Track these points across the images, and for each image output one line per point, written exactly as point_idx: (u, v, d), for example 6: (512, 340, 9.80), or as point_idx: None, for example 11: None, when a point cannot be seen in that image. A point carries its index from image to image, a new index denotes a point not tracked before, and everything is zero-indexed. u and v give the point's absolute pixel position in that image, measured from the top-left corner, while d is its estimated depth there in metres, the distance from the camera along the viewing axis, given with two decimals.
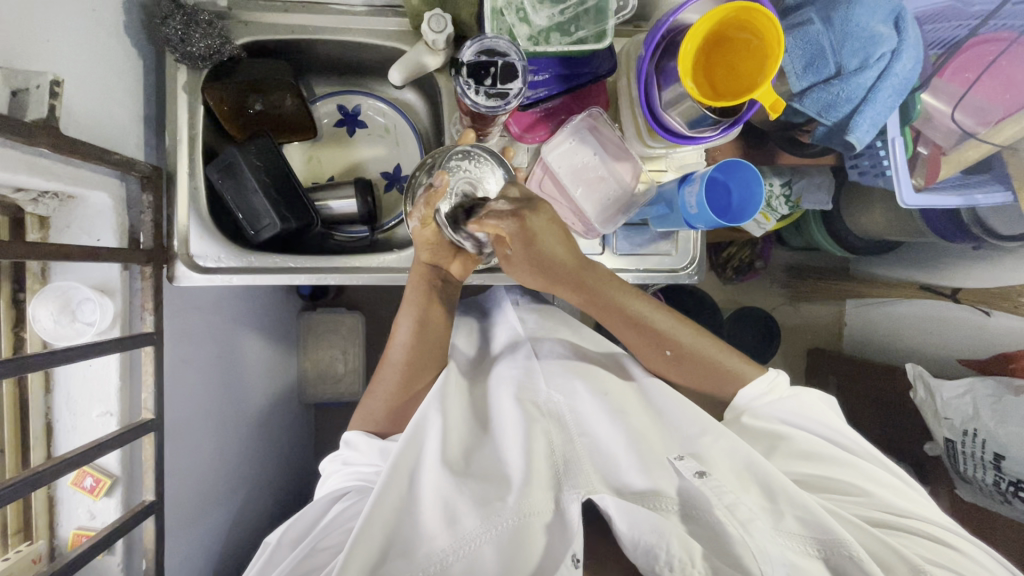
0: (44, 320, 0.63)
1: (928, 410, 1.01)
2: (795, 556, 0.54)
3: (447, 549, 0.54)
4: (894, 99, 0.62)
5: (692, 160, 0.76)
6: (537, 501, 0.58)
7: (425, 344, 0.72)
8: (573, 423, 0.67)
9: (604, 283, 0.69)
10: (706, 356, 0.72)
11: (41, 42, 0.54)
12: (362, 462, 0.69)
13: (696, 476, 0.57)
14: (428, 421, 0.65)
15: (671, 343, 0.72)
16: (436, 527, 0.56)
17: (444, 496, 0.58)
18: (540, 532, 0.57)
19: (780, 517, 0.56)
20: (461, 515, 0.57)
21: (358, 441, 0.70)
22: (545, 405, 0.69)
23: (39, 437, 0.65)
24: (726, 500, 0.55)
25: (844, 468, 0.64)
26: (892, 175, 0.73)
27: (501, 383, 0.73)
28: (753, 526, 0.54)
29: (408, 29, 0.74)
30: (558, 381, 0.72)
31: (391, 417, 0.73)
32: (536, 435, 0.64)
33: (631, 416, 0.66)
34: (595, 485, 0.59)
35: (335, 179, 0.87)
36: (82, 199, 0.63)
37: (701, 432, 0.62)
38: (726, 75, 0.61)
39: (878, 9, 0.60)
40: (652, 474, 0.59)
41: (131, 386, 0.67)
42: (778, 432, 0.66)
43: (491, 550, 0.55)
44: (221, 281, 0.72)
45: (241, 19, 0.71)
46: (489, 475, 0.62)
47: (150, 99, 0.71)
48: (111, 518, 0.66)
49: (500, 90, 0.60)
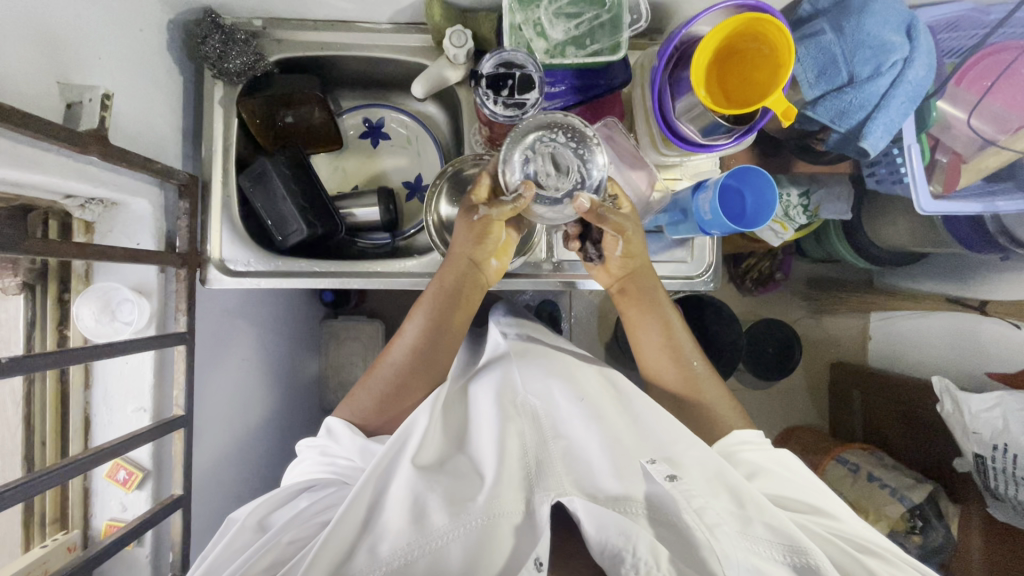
0: (86, 318, 0.66)
1: (955, 424, 0.97)
2: (760, 560, 0.51)
3: (409, 544, 0.52)
4: (908, 106, 0.62)
5: (707, 168, 0.77)
6: (507, 501, 0.56)
7: (432, 339, 0.72)
8: (549, 425, 0.65)
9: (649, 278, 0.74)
10: (700, 388, 0.72)
11: (93, 60, 0.58)
12: (339, 454, 0.67)
13: (667, 480, 0.55)
14: (414, 423, 0.63)
15: (686, 369, 0.73)
16: (400, 522, 0.54)
17: (415, 492, 0.56)
18: (507, 534, 0.55)
19: (748, 522, 0.54)
20: (429, 511, 0.55)
21: (340, 432, 0.68)
22: (521, 404, 0.67)
23: (77, 429, 0.68)
24: (695, 504, 0.53)
25: (806, 489, 0.62)
26: (909, 183, 0.72)
27: (483, 389, 0.71)
28: (719, 531, 0.52)
29: (431, 44, 0.78)
30: (536, 384, 0.70)
31: (379, 414, 0.71)
32: (511, 436, 0.63)
33: (609, 421, 0.64)
34: (566, 488, 0.57)
35: (358, 187, 0.90)
36: (125, 206, 0.67)
37: (675, 439, 0.61)
38: (741, 85, 0.63)
39: (889, 18, 0.60)
40: (626, 480, 0.57)
41: (163, 384, 0.70)
42: (756, 465, 0.64)
43: (458, 549, 0.53)
44: (249, 284, 0.75)
45: (274, 37, 0.76)
46: (462, 473, 0.61)
47: (188, 112, 0.76)
48: (141, 510, 0.69)
49: (517, 101, 0.63)
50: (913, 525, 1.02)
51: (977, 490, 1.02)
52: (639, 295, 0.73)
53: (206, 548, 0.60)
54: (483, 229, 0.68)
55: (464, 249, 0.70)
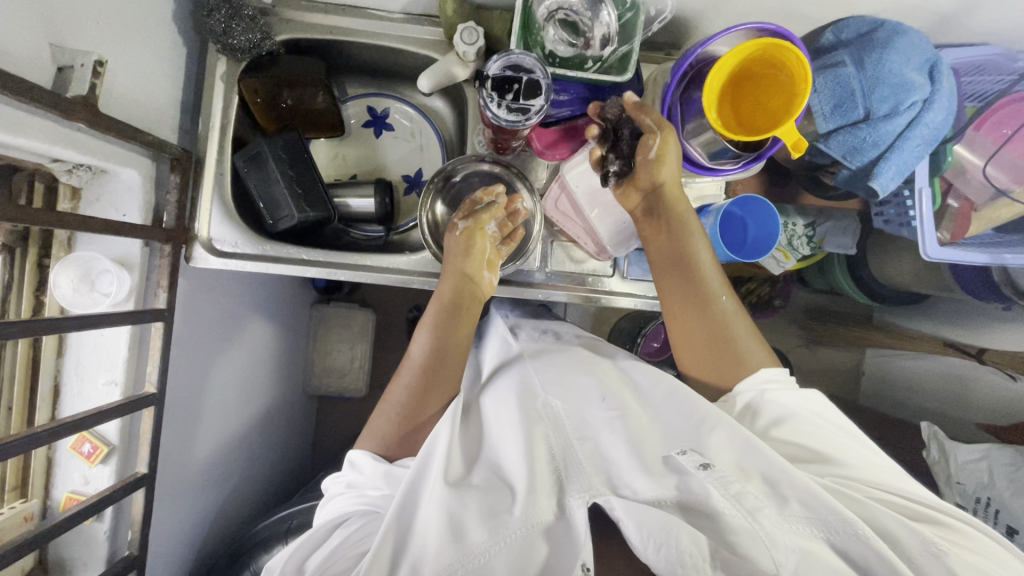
0: (63, 287, 0.65)
1: (940, 473, 0.96)
2: (806, 541, 0.50)
3: (451, 564, 0.50)
4: (923, 150, 0.61)
5: (711, 190, 0.73)
6: (542, 509, 0.54)
7: (443, 352, 0.70)
8: (572, 426, 0.63)
9: (682, 218, 0.66)
10: (725, 324, 0.66)
11: (91, 25, 0.56)
12: (364, 484, 0.63)
13: (701, 469, 0.53)
14: (435, 436, 0.61)
15: (710, 305, 0.66)
16: (437, 541, 0.51)
17: (450, 510, 0.54)
18: (541, 540, 0.53)
19: (783, 502, 0.52)
20: (466, 527, 0.52)
21: (362, 462, 0.64)
22: (541, 407, 0.65)
23: (46, 398, 0.67)
24: (733, 490, 0.51)
25: (832, 444, 0.58)
26: (916, 225, 0.70)
27: (498, 396, 0.68)
28: (761, 514, 0.50)
29: (442, 39, 0.76)
30: (556, 386, 0.67)
31: (400, 439, 0.67)
32: (537, 440, 0.60)
33: (634, 418, 0.62)
34: (599, 488, 0.54)
35: (356, 177, 0.89)
36: (113, 174, 0.66)
37: (699, 421, 0.58)
38: (752, 110, 0.61)
39: (912, 56, 0.58)
40: (656, 477, 0.54)
41: (137, 360, 0.69)
42: (786, 409, 0.61)
43: (502, 561, 0.51)
44: (234, 266, 0.74)
45: (283, 16, 0.74)
46: (491, 484, 0.58)
47: (189, 85, 0.74)
48: (104, 485, 0.68)
49: (522, 106, 0.59)
50: None
51: None
52: (669, 227, 0.66)
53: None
54: (466, 239, 0.71)
55: (455, 263, 0.71)
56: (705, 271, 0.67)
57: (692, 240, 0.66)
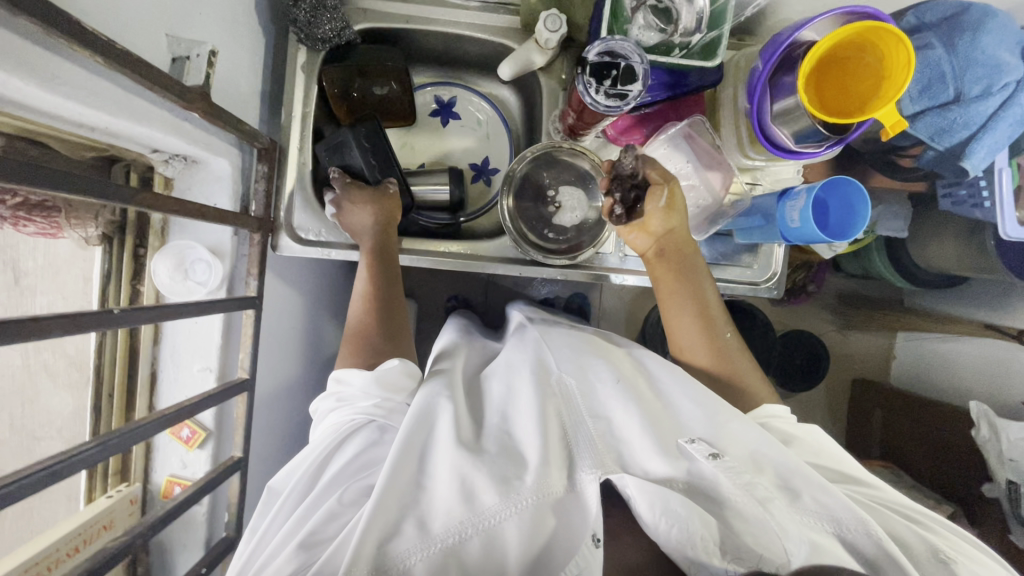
0: (161, 274, 0.66)
1: (991, 451, 0.97)
2: (814, 534, 0.49)
3: (462, 524, 0.49)
4: (1014, 129, 0.62)
5: (787, 174, 0.75)
6: (554, 481, 0.52)
7: (392, 279, 0.72)
8: (585, 405, 0.60)
9: (693, 261, 0.69)
10: (732, 359, 0.68)
11: (197, 14, 0.57)
12: (356, 398, 0.62)
13: (709, 458, 0.53)
14: (437, 405, 0.58)
15: (718, 340, 0.68)
16: (450, 502, 0.50)
17: (461, 473, 0.51)
18: (551, 513, 0.51)
19: (795, 497, 0.52)
20: (477, 491, 0.51)
21: (351, 374, 0.63)
22: (555, 383, 0.62)
23: (144, 384, 0.69)
24: (743, 481, 0.51)
25: (836, 461, 0.60)
26: (993, 208, 0.72)
27: (507, 371, 0.66)
28: (773, 505, 0.50)
29: (517, 26, 0.76)
30: (571, 365, 0.65)
31: (374, 352, 0.66)
32: (550, 416, 0.58)
33: (647, 402, 0.60)
34: (611, 466, 0.53)
35: (425, 166, 0.89)
36: (205, 164, 0.67)
37: (714, 412, 0.57)
38: (839, 94, 0.62)
39: (1005, 38, 0.60)
40: (671, 459, 0.53)
41: (229, 345, 0.70)
42: (789, 434, 0.62)
43: (512, 527, 0.50)
44: (319, 253, 0.75)
45: (360, 6, 0.74)
46: (502, 450, 0.55)
47: (268, 75, 0.75)
48: (202, 470, 0.69)
49: (620, 91, 0.61)
50: None
51: (999, 514, 0.98)
52: (679, 267, 0.69)
53: (255, 522, 0.58)
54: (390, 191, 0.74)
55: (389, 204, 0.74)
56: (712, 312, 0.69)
57: (701, 283, 0.69)
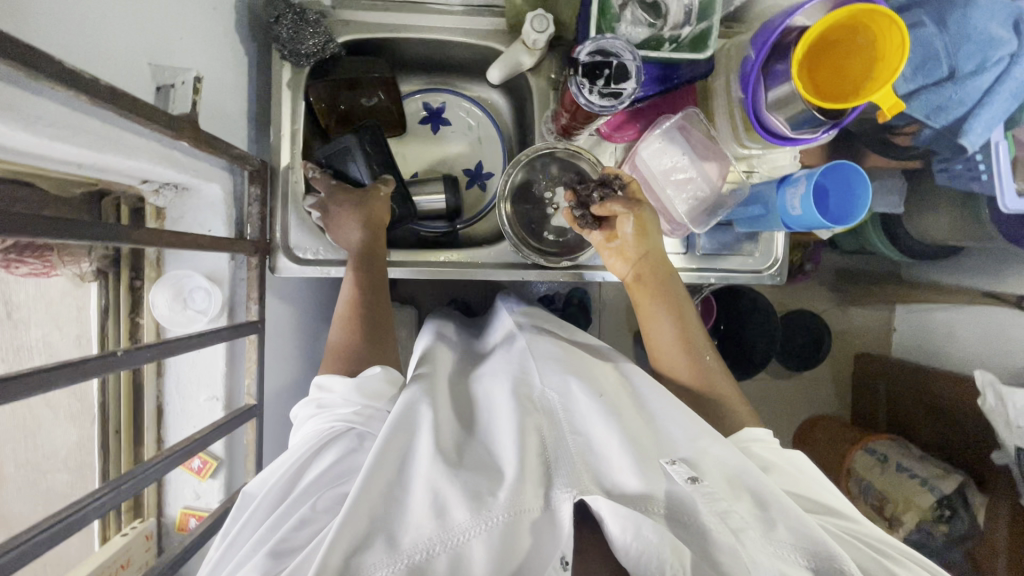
0: (161, 306, 0.65)
1: (998, 419, 0.94)
2: (784, 565, 0.46)
3: (431, 541, 0.44)
4: (1011, 103, 0.62)
5: (784, 162, 0.75)
6: (529, 497, 0.47)
7: (376, 286, 0.69)
8: (566, 422, 0.56)
9: (670, 278, 0.68)
10: (712, 376, 0.65)
11: (175, 39, 0.56)
12: (335, 404, 0.57)
13: (688, 482, 0.49)
14: (418, 412, 0.54)
15: (698, 356, 0.66)
16: (422, 516, 0.46)
17: (434, 486, 0.47)
18: (526, 531, 0.46)
19: (771, 526, 0.48)
20: (449, 506, 0.46)
21: (334, 381, 0.59)
22: (537, 398, 0.58)
23: (151, 418, 0.68)
24: (718, 508, 0.47)
25: (816, 490, 0.55)
26: (991, 179, 0.72)
27: (494, 383, 0.62)
28: (745, 536, 0.46)
29: (502, 28, 0.75)
30: (556, 376, 0.60)
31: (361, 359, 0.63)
32: (529, 429, 0.53)
33: (627, 418, 0.56)
34: (587, 485, 0.49)
35: (418, 175, 0.88)
36: (196, 190, 0.66)
37: (695, 434, 0.53)
38: (833, 77, 0.62)
39: (996, 13, 0.60)
40: (648, 476, 0.49)
41: (234, 372, 0.69)
42: (768, 459, 0.57)
43: (481, 546, 0.44)
44: (316, 273, 0.74)
45: (342, 18, 0.73)
46: (478, 464, 0.51)
47: (253, 94, 0.73)
48: (215, 500, 0.68)
49: (614, 90, 0.60)
50: (941, 514, 0.99)
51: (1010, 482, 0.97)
52: (657, 286, 0.68)
53: (230, 524, 0.54)
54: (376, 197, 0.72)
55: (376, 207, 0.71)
56: (691, 328, 0.67)
57: (679, 299, 0.68)
